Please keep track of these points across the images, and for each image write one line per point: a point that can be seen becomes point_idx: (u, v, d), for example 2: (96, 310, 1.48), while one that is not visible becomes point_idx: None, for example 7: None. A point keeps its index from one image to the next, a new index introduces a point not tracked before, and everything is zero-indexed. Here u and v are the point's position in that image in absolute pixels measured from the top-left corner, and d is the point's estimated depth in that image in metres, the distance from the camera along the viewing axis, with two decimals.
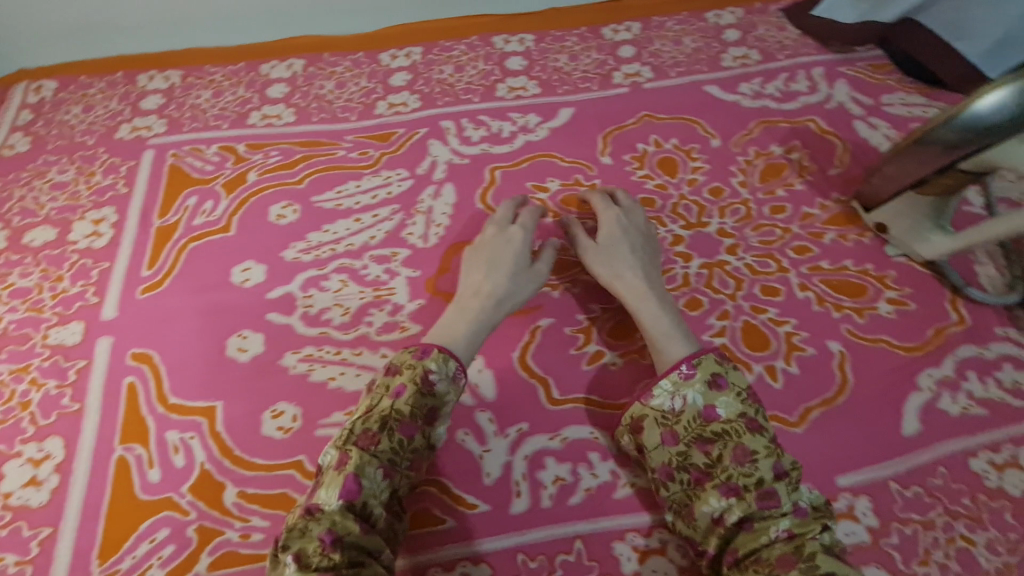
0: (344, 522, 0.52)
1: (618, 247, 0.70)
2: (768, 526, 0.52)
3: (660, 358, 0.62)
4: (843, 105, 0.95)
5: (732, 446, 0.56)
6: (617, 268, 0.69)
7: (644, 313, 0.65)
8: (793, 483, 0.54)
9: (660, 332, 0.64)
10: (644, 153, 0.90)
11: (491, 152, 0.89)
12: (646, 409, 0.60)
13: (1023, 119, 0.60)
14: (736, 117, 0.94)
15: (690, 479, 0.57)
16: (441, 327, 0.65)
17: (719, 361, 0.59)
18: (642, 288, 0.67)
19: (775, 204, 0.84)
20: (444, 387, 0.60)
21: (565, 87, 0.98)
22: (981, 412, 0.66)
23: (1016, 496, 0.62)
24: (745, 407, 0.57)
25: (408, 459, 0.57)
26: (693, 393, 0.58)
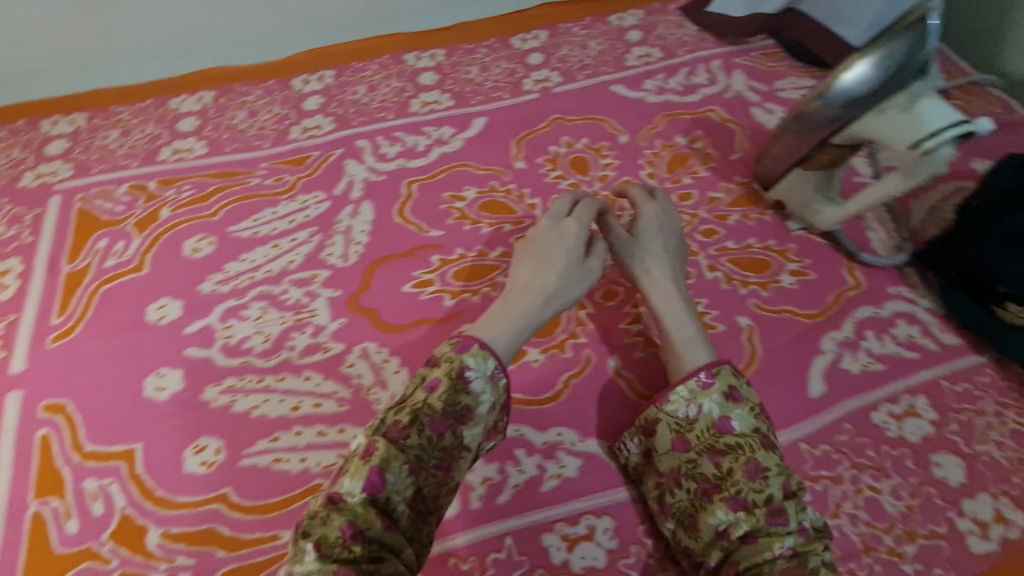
0: (366, 515, 0.51)
1: (654, 245, 0.69)
2: (773, 542, 0.51)
3: (679, 363, 0.62)
4: (741, 93, 1.00)
5: (744, 460, 0.55)
6: (651, 267, 0.68)
7: (671, 318, 0.65)
8: (801, 503, 0.53)
9: (686, 338, 0.63)
10: (556, 154, 0.93)
11: (407, 167, 0.91)
12: (663, 413, 0.60)
13: (879, 90, 0.65)
14: (642, 113, 0.98)
15: (697, 489, 0.56)
16: (489, 324, 0.61)
17: (734, 374, 0.60)
18: (672, 293, 0.67)
19: (683, 192, 0.88)
20: (480, 385, 0.57)
21: (477, 97, 1.00)
22: (879, 368, 0.71)
23: (916, 442, 0.66)
24: (760, 422, 0.57)
25: (437, 458, 0.56)
26: (710, 402, 0.58)
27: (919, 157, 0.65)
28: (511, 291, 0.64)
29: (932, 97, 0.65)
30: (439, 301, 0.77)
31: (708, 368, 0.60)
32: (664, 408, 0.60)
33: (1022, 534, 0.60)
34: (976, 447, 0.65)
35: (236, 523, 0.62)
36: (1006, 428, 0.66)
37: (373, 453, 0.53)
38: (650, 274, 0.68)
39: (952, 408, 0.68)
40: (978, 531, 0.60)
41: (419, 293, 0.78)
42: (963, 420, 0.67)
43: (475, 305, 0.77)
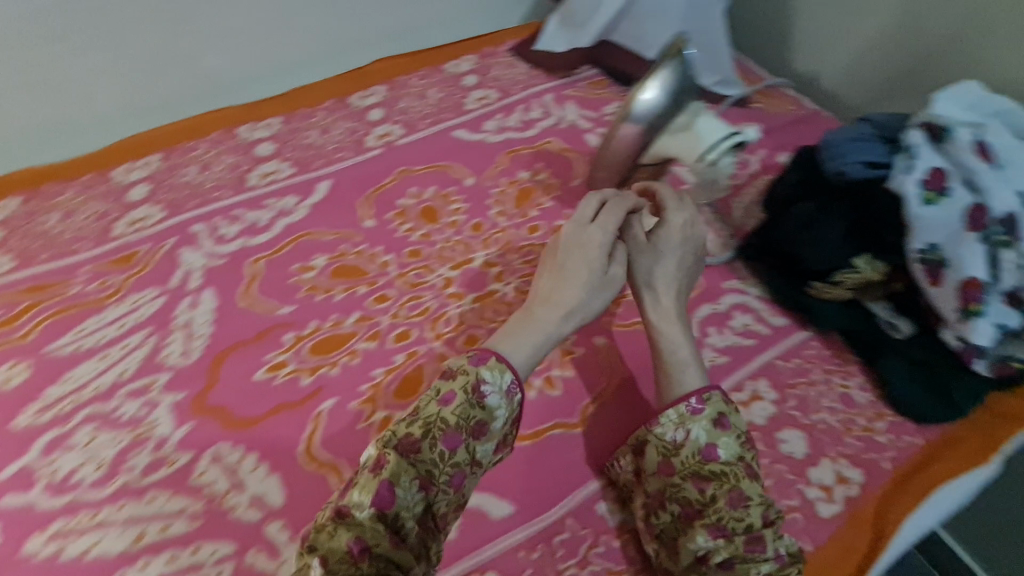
0: (373, 531, 0.53)
1: (671, 259, 0.70)
2: (751, 568, 0.55)
3: (674, 384, 0.64)
4: (574, 122, 1.07)
5: (728, 488, 0.58)
6: (664, 284, 0.70)
7: (670, 338, 0.67)
8: (779, 531, 0.56)
9: (680, 362, 0.65)
10: (405, 208, 0.93)
11: (250, 245, 0.87)
12: (653, 436, 0.63)
13: (670, 109, 0.75)
14: (485, 154, 1.01)
15: (680, 512, 0.60)
16: (512, 335, 0.63)
17: (724, 402, 0.62)
18: (674, 313, 0.68)
19: (531, 224, 0.92)
20: (496, 400, 0.60)
21: (319, 161, 0.98)
22: (724, 360, 0.76)
23: (764, 424, 0.71)
24: (743, 449, 0.60)
25: (448, 473, 0.58)
26: (698, 428, 0.61)
27: (707, 166, 0.75)
28: (535, 300, 0.67)
29: (706, 114, 0.77)
30: (295, 381, 0.74)
31: (700, 394, 0.62)
32: (654, 431, 0.63)
33: (859, 490, 0.67)
34: (812, 417, 0.71)
35: None
36: (834, 393, 0.74)
37: (383, 466, 0.55)
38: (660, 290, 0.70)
39: (788, 384, 0.74)
40: (825, 496, 0.66)
41: (272, 377, 0.74)
42: (799, 394, 0.73)
43: (335, 377, 0.74)
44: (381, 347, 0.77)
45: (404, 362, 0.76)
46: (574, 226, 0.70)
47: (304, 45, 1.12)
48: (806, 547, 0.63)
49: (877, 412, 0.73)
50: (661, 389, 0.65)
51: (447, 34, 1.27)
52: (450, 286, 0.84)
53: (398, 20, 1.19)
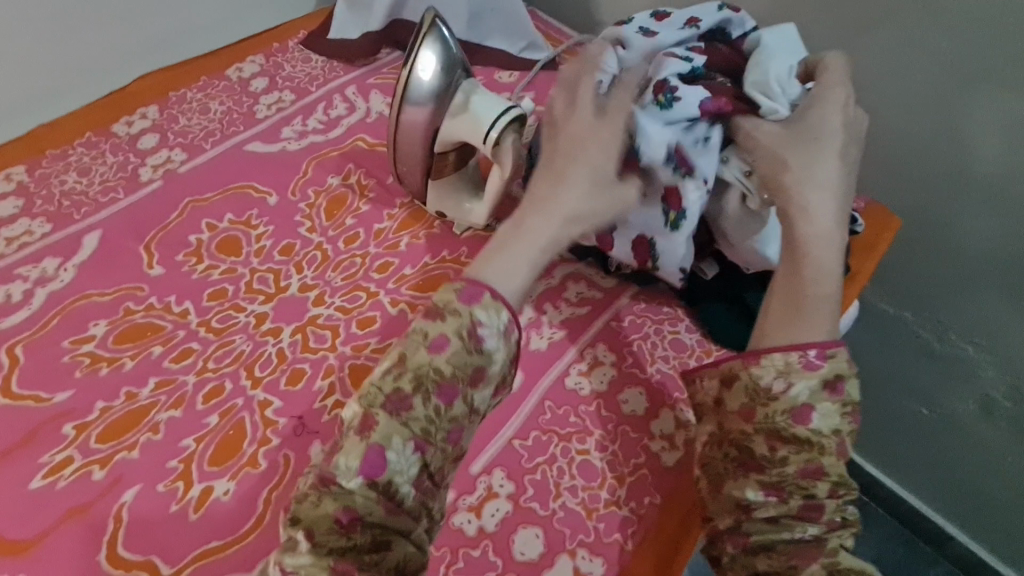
0: (363, 502, 0.52)
1: (821, 151, 0.62)
2: (799, 526, 0.54)
3: (807, 320, 0.58)
4: (382, 113, 0.99)
5: (806, 456, 0.55)
6: (820, 182, 0.61)
7: (814, 263, 0.60)
8: (844, 498, 0.55)
9: (815, 300, 0.59)
10: (199, 244, 0.82)
11: (3, 328, 0.73)
12: (748, 376, 0.58)
13: (446, 92, 0.73)
14: (288, 165, 0.92)
15: (741, 460, 0.57)
16: (504, 257, 0.61)
17: (850, 364, 0.57)
18: (829, 239, 0.61)
19: (347, 235, 0.85)
20: (493, 343, 0.58)
21: (82, 209, 0.84)
22: (561, 336, 0.76)
23: (605, 390, 0.73)
24: (841, 421, 0.56)
25: (445, 430, 0.56)
26: (803, 384, 0.56)
27: (492, 147, 0.72)
28: (526, 210, 0.63)
29: (484, 93, 0.75)
30: (85, 479, 0.63)
31: (825, 347, 0.57)
32: (752, 371, 0.58)
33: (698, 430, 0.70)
34: (649, 370, 0.75)
35: None
36: (665, 341, 0.77)
37: (371, 429, 0.54)
38: (803, 207, 0.61)
39: (624, 343, 0.77)
40: (667, 445, 0.69)
41: (54, 483, 0.63)
42: (635, 350, 0.76)
43: (134, 463, 0.64)
44: (189, 412, 0.68)
45: (219, 422, 0.67)
46: (580, 125, 0.65)
47: (41, 74, 0.95)
48: (656, 500, 0.66)
49: (705, 350, 0.77)
50: (792, 320, 0.59)
51: (226, 35, 1.13)
52: (264, 322, 0.75)
53: (156, 27, 1.03)
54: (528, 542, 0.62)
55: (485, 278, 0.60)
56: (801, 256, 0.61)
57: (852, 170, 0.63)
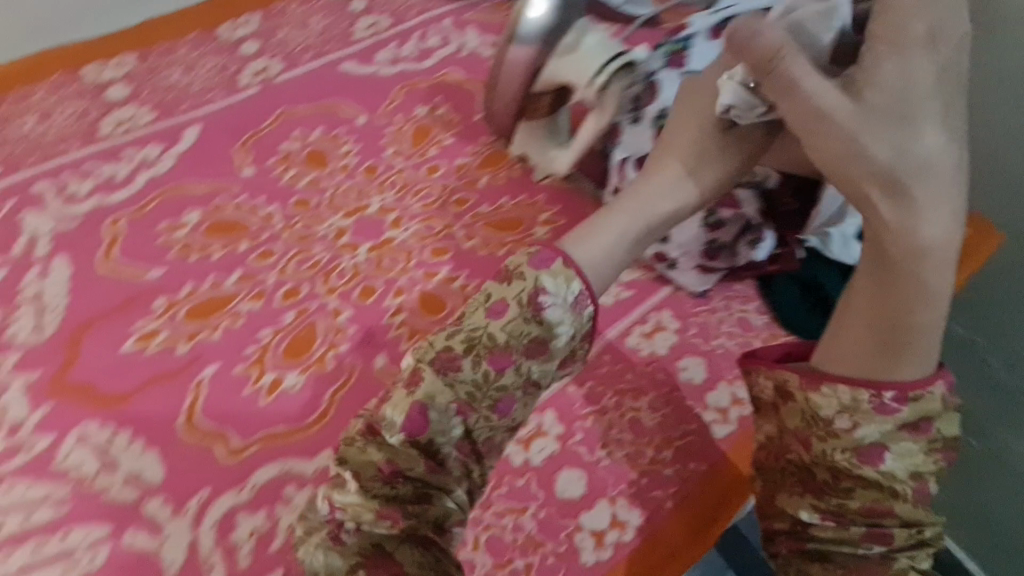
0: (406, 456, 0.51)
1: (927, 127, 0.52)
2: (865, 550, 0.52)
3: (901, 364, 0.53)
4: (475, 51, 0.98)
5: (873, 492, 0.52)
6: (927, 174, 0.52)
7: (915, 281, 0.53)
8: (919, 528, 0.52)
9: (908, 334, 0.53)
10: (288, 153, 0.85)
11: (106, 202, 0.77)
12: (806, 401, 0.54)
13: (552, 36, 0.74)
14: (378, 89, 0.92)
15: (801, 482, 0.55)
16: (605, 246, 0.58)
17: (942, 403, 0.53)
18: (934, 250, 0.53)
19: (429, 164, 0.86)
20: (555, 314, 0.54)
21: (185, 104, 0.87)
22: (628, 295, 0.76)
23: (665, 353, 0.73)
24: (923, 463, 0.52)
25: (491, 398, 0.53)
26: (871, 428, 0.52)
27: (596, 87, 0.71)
28: (636, 202, 0.60)
29: (593, 33, 0.75)
30: (171, 351, 0.67)
31: (906, 390, 0.52)
32: (812, 399, 0.54)
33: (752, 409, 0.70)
34: (712, 342, 0.74)
35: None
36: (732, 318, 0.76)
37: (418, 384, 0.53)
38: (902, 218, 0.53)
39: (691, 313, 0.76)
40: (720, 418, 0.69)
41: (142, 350, 0.67)
42: (700, 321, 0.75)
43: (214, 344, 0.68)
44: (267, 307, 0.71)
45: (294, 321, 0.71)
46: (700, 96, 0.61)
47: None
48: (701, 467, 0.66)
49: (772, 334, 0.76)
50: (883, 358, 0.54)
51: None
52: (343, 236, 0.78)
53: None
54: (571, 483, 0.63)
55: (574, 258, 0.57)
56: (895, 281, 0.54)
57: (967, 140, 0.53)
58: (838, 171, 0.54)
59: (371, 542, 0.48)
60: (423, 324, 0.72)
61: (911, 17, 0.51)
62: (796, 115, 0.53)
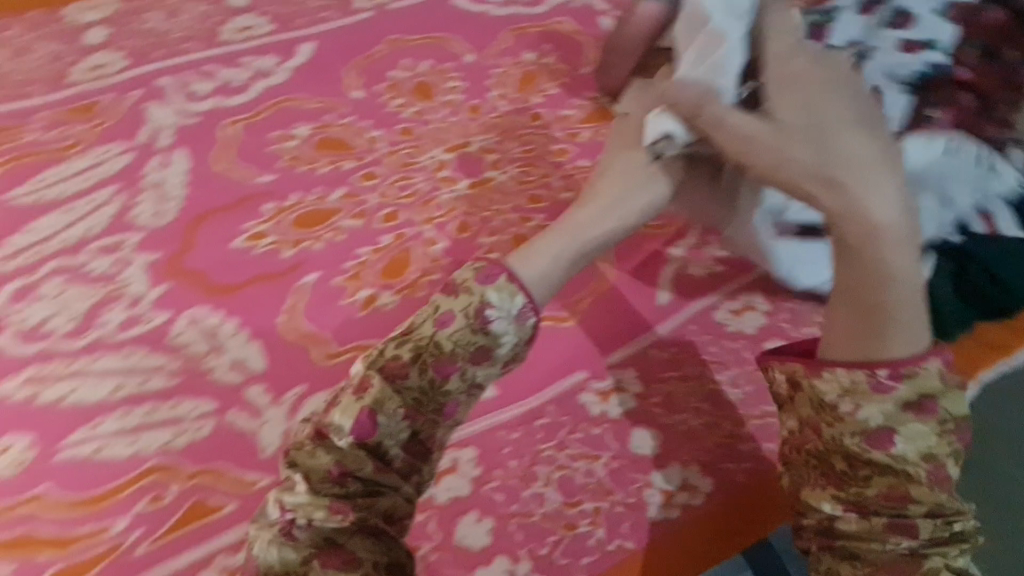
0: (354, 456, 0.49)
1: (805, 137, 0.49)
2: (891, 543, 0.47)
3: (882, 345, 0.49)
4: (589, 2, 0.96)
5: (891, 479, 0.48)
6: (865, 158, 0.48)
7: (887, 263, 0.48)
8: (945, 519, 0.47)
9: (888, 313, 0.49)
10: (396, 81, 0.85)
11: (223, 105, 0.80)
12: (810, 388, 0.50)
13: None
14: (488, 27, 0.91)
15: (817, 470, 0.50)
16: (552, 260, 0.54)
17: (940, 379, 0.48)
18: (897, 229, 0.48)
19: (533, 112, 0.85)
20: (500, 326, 0.51)
21: (302, 19, 0.88)
22: (723, 269, 0.75)
23: (753, 333, 0.71)
24: (937, 445, 0.48)
25: (438, 402, 0.51)
26: (874, 410, 0.48)
27: None
28: (572, 224, 0.56)
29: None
30: (276, 254, 0.70)
31: (900, 367, 0.48)
32: (813, 383, 0.50)
33: None
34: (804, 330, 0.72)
35: (57, 521, 0.56)
36: None
37: (366, 390, 0.50)
38: (859, 205, 0.48)
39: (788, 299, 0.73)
40: None
41: (251, 247, 0.70)
42: (794, 308, 0.73)
43: (317, 253, 0.71)
44: (367, 227, 0.73)
45: (391, 244, 0.73)
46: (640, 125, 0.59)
47: None
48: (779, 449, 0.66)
49: None
50: (863, 345, 0.50)
51: None
52: (443, 169, 0.79)
53: None
54: (643, 440, 0.65)
55: (518, 274, 0.53)
56: (862, 265, 0.49)
57: (842, 137, 0.48)
58: (780, 182, 0.50)
59: (322, 534, 0.48)
60: None
61: (784, 53, 0.52)
62: (721, 139, 0.51)
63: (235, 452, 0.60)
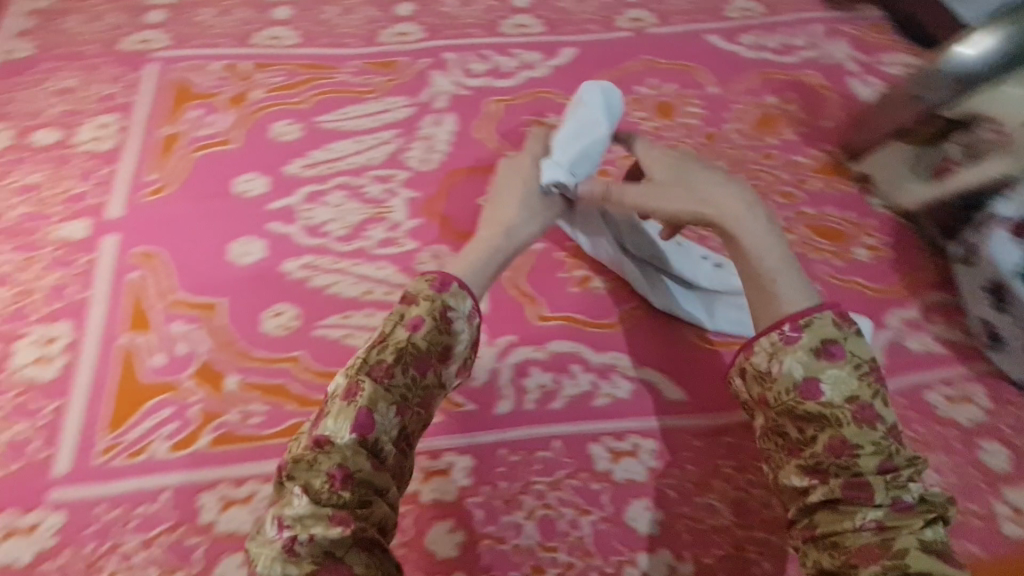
0: (355, 457, 0.49)
1: (685, 175, 0.60)
2: (856, 513, 0.47)
3: (776, 305, 0.53)
4: (840, 62, 0.97)
5: (832, 431, 0.49)
6: (704, 186, 0.59)
7: (749, 244, 0.56)
8: (898, 479, 0.47)
9: (768, 278, 0.54)
10: (642, 96, 0.91)
11: (492, 85, 0.91)
12: (747, 364, 0.53)
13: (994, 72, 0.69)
14: (736, 67, 0.95)
15: (778, 447, 0.52)
16: (470, 263, 0.58)
17: (835, 325, 0.51)
18: (743, 213, 0.57)
19: (766, 151, 0.87)
20: (461, 326, 0.54)
21: (569, 27, 0.98)
22: (940, 352, 0.73)
23: (966, 426, 0.69)
24: (859, 387, 0.49)
25: (419, 396, 0.53)
26: (794, 361, 0.50)
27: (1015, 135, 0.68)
28: (486, 238, 0.60)
29: None
30: None
31: (798, 316, 0.51)
32: (748, 360, 0.53)
33: None
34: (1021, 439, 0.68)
35: (306, 383, 0.67)
36: None
37: (357, 395, 0.50)
38: (721, 210, 0.57)
39: (1010, 400, 0.71)
40: (1013, 517, 0.64)
41: None
42: (1017, 416, 0.70)
43: None
44: None
45: None
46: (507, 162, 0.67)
47: None
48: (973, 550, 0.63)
49: None
50: (760, 312, 0.54)
51: None
52: None
53: None
54: None
55: (461, 279, 0.57)
56: (738, 249, 0.56)
57: (702, 172, 0.60)
58: (681, 213, 0.58)
59: (324, 548, 0.45)
60: None
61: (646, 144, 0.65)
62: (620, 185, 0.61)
63: None
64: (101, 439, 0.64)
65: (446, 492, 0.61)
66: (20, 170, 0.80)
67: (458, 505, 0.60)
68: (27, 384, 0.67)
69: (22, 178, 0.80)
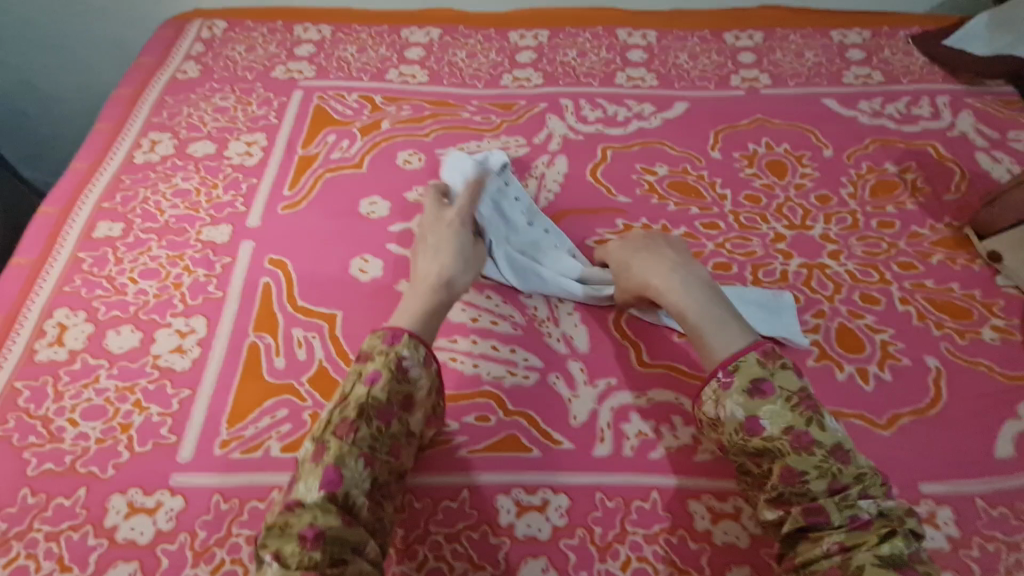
0: (327, 514, 0.52)
1: (625, 262, 0.74)
2: (821, 537, 0.54)
3: (710, 354, 0.63)
4: (967, 134, 0.94)
5: (781, 462, 0.57)
6: (639, 269, 0.71)
7: (678, 305, 0.67)
8: (847, 498, 0.54)
9: (703, 330, 0.64)
10: (754, 153, 0.91)
11: (605, 132, 0.94)
12: (702, 415, 0.63)
13: None
14: (854, 132, 0.94)
15: (750, 485, 0.60)
16: (421, 314, 0.65)
17: (760, 364, 0.60)
18: (670, 282, 0.69)
19: (883, 219, 0.85)
20: (416, 372, 0.61)
21: (682, 83, 1.00)
22: None
23: None
24: (793, 418, 0.57)
25: (388, 445, 0.58)
26: (734, 406, 0.59)
27: None
28: (417, 292, 0.68)
29: None
30: None
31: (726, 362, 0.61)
32: (700, 409, 0.62)
33: None
34: None
35: None
36: None
37: (324, 452, 0.55)
38: (655, 286, 0.69)
39: None
40: None
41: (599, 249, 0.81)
42: None
43: None
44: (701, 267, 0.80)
45: None
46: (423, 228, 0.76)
47: None
48: None
49: None
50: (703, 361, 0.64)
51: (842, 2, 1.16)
52: (781, 241, 0.82)
53: None
54: None
55: (412, 329, 0.63)
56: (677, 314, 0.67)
57: (634, 257, 0.73)
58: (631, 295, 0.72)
59: None
60: (836, 354, 0.73)
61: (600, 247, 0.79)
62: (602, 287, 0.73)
63: (549, 410, 0.68)
64: (221, 431, 0.68)
65: (540, 530, 0.61)
66: (178, 176, 0.90)
67: (551, 544, 0.60)
68: (161, 370, 0.73)
69: (178, 183, 0.89)
